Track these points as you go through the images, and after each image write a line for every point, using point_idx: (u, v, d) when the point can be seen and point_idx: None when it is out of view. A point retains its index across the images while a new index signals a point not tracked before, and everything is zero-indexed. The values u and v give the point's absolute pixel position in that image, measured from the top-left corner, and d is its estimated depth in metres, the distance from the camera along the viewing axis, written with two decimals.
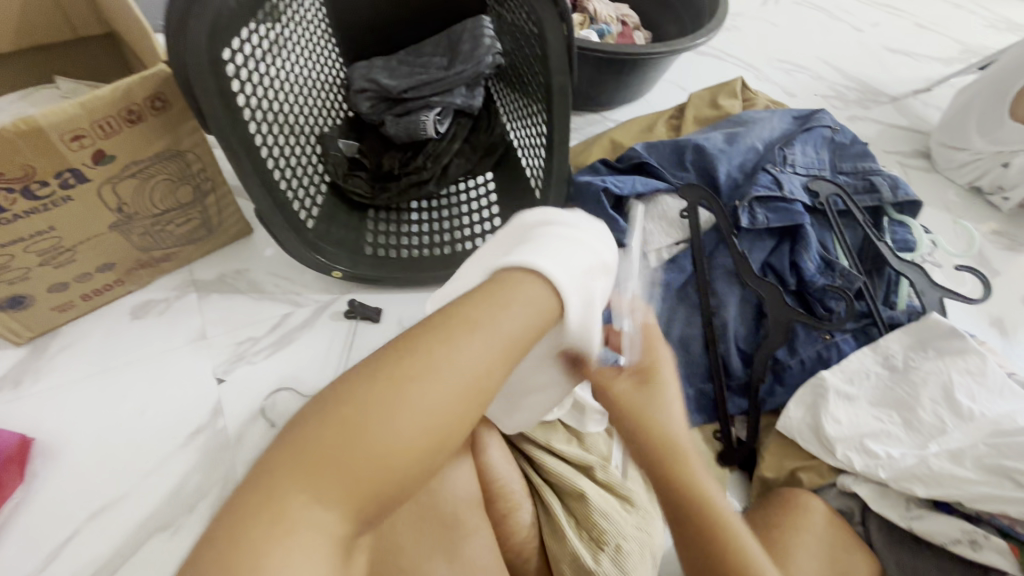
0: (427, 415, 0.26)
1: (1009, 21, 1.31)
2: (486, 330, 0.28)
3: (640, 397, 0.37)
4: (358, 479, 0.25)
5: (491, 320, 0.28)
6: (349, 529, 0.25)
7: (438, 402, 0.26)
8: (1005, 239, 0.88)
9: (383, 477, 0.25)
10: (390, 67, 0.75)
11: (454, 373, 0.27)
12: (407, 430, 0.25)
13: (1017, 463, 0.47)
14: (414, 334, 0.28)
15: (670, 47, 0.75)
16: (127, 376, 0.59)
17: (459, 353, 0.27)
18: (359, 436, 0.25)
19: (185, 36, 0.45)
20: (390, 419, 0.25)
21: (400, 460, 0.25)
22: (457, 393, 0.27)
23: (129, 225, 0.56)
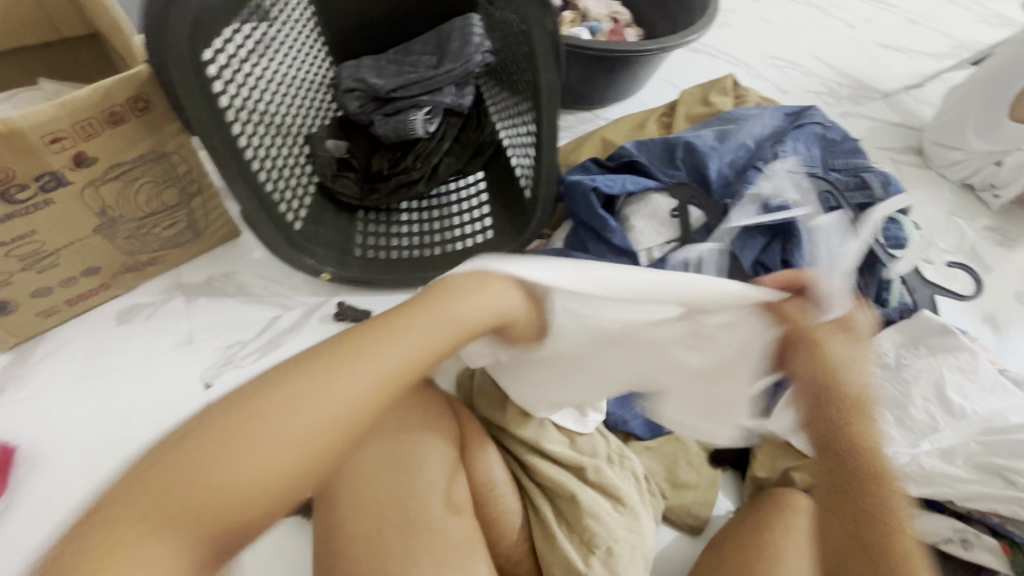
0: (294, 435, 0.27)
1: (1001, 16, 1.31)
2: (368, 357, 0.30)
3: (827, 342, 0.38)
4: (220, 493, 0.26)
5: (373, 349, 0.31)
6: (189, 563, 0.25)
7: (303, 425, 0.28)
8: (998, 235, 0.88)
9: (246, 493, 0.26)
10: (379, 66, 0.74)
11: (320, 406, 0.28)
12: (258, 453, 0.27)
13: (1007, 461, 0.48)
14: (300, 363, 0.30)
15: (661, 44, 0.75)
16: (114, 381, 0.58)
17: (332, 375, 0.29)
18: (214, 458, 0.26)
19: (165, 38, 0.44)
20: (249, 442, 0.27)
21: (254, 484, 0.26)
22: (327, 418, 0.28)
23: (113, 229, 0.56)
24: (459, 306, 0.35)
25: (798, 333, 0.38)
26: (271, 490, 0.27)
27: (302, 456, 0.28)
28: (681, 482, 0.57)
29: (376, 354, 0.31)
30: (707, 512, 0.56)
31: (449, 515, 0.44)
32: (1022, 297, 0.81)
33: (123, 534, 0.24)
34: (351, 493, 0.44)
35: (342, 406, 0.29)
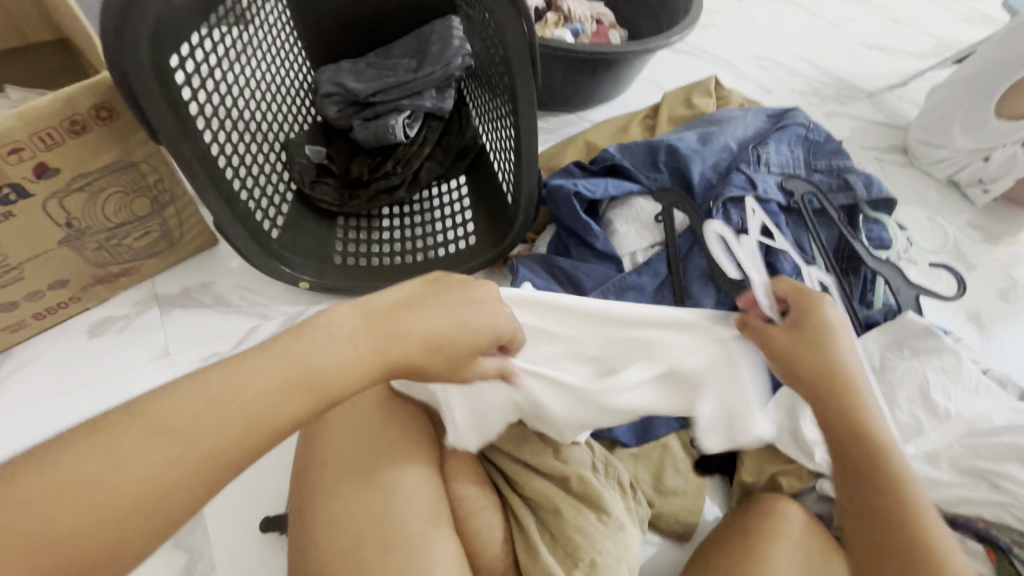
0: (118, 486, 0.26)
1: (982, 15, 1.32)
2: (223, 402, 0.29)
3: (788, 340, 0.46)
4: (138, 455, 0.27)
5: (236, 387, 0.30)
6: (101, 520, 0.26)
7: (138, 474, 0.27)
8: (981, 233, 0.88)
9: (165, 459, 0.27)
10: (358, 70, 0.73)
11: (177, 433, 0.28)
12: (84, 499, 0.26)
13: (990, 463, 0.47)
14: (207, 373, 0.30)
15: (644, 46, 0.74)
16: (85, 396, 0.57)
17: (179, 425, 0.28)
18: (33, 503, 0.25)
19: (126, 45, 0.43)
20: (75, 487, 0.26)
21: (98, 499, 0.26)
22: (164, 470, 0.27)
23: (81, 240, 0.54)
24: (343, 342, 0.33)
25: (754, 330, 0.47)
26: (90, 546, 0.26)
27: (133, 508, 0.27)
28: (667, 489, 0.56)
29: (236, 399, 0.30)
30: (694, 520, 0.55)
31: (428, 530, 0.42)
32: (1005, 295, 0.81)
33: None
34: (327, 510, 0.43)
35: (179, 457, 0.28)
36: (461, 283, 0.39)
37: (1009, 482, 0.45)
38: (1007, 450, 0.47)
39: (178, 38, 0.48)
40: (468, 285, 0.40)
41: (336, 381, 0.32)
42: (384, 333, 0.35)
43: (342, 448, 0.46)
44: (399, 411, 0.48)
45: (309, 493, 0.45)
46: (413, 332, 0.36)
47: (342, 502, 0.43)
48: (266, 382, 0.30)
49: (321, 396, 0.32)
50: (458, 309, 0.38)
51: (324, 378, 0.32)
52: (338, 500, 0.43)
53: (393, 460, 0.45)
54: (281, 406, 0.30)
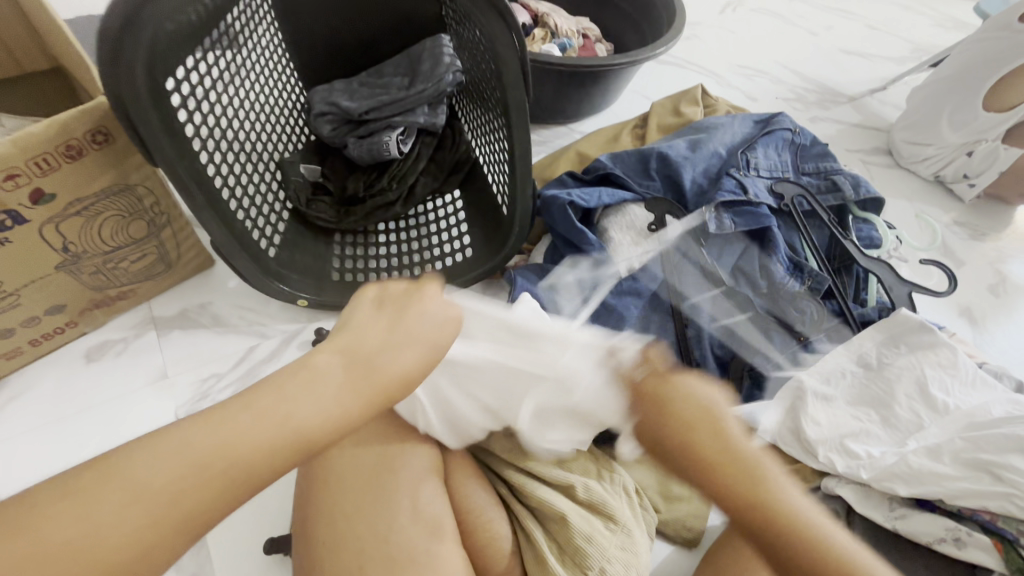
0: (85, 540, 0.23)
1: (956, 20, 1.36)
2: (204, 455, 0.26)
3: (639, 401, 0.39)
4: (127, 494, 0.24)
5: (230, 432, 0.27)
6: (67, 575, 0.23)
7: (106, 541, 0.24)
8: (968, 230, 0.90)
9: (142, 505, 0.24)
10: (351, 89, 0.74)
11: (160, 474, 0.25)
12: (51, 553, 0.23)
13: (994, 455, 0.46)
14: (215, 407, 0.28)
15: (630, 57, 0.75)
16: (83, 422, 0.56)
17: (154, 473, 0.25)
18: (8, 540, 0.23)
19: (120, 69, 0.43)
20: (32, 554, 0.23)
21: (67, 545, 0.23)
22: (127, 533, 0.24)
23: (77, 265, 0.54)
24: (333, 396, 0.29)
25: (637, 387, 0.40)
26: None
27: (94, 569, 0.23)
28: (673, 495, 0.56)
29: (225, 454, 0.26)
30: (701, 524, 0.55)
31: (434, 545, 0.42)
32: (994, 289, 0.82)
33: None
34: (332, 531, 0.42)
35: (149, 521, 0.24)
36: (401, 299, 0.36)
37: (1011, 472, 0.45)
38: (1007, 441, 0.46)
39: (173, 62, 0.49)
40: (414, 299, 0.36)
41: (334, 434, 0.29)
42: (360, 376, 0.31)
43: (346, 465, 0.45)
44: (403, 429, 0.49)
45: (313, 511, 0.44)
46: (391, 370, 0.32)
47: (347, 520, 0.42)
48: (242, 438, 0.27)
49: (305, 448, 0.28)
50: (420, 331, 0.34)
51: (309, 434, 0.28)
52: (342, 517, 0.43)
53: (399, 475, 0.45)
54: (273, 461, 0.27)
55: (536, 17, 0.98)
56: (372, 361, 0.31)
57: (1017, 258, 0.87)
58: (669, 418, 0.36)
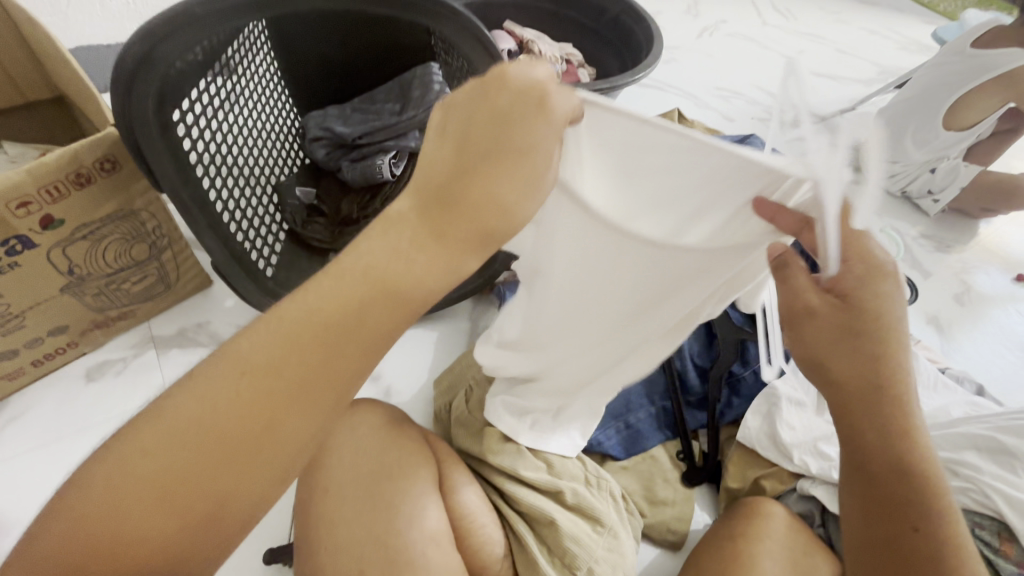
0: (202, 425, 0.25)
1: (919, 43, 1.44)
2: (298, 325, 0.27)
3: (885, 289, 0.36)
4: (235, 378, 0.26)
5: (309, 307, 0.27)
6: (203, 457, 0.25)
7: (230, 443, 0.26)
8: (933, 241, 0.95)
9: (252, 384, 0.26)
10: (344, 115, 0.76)
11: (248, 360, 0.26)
12: (176, 441, 0.25)
13: (950, 454, 0.50)
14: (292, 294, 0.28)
15: (611, 83, 0.80)
16: (85, 440, 0.57)
17: (250, 366, 0.26)
18: (134, 445, 0.25)
19: (133, 104, 0.46)
20: (151, 461, 0.25)
21: (194, 432, 0.25)
22: (241, 410, 0.26)
23: (81, 287, 0.56)
24: (404, 244, 0.28)
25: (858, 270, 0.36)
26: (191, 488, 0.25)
27: (219, 447, 0.25)
28: (658, 499, 0.58)
29: (311, 324, 0.27)
30: (684, 526, 0.57)
31: (432, 548, 0.44)
32: (959, 298, 0.87)
33: (32, 558, 0.25)
34: (342, 533, 0.44)
35: (260, 392, 0.26)
36: (471, 106, 0.29)
37: (968, 469, 0.48)
38: (962, 440, 0.50)
39: (179, 96, 0.52)
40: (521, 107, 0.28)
41: (418, 294, 0.28)
42: (461, 205, 0.28)
43: (345, 474, 0.48)
44: (400, 435, 0.51)
45: (315, 518, 0.46)
46: (489, 198, 0.28)
47: (349, 527, 0.45)
48: (330, 306, 0.27)
49: (404, 315, 0.28)
50: (524, 149, 0.28)
51: (404, 290, 0.27)
52: (343, 525, 0.45)
53: (398, 482, 0.47)
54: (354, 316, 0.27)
55: (522, 44, 1.03)
56: (470, 192, 0.28)
57: (980, 269, 0.92)
58: (885, 327, 0.36)
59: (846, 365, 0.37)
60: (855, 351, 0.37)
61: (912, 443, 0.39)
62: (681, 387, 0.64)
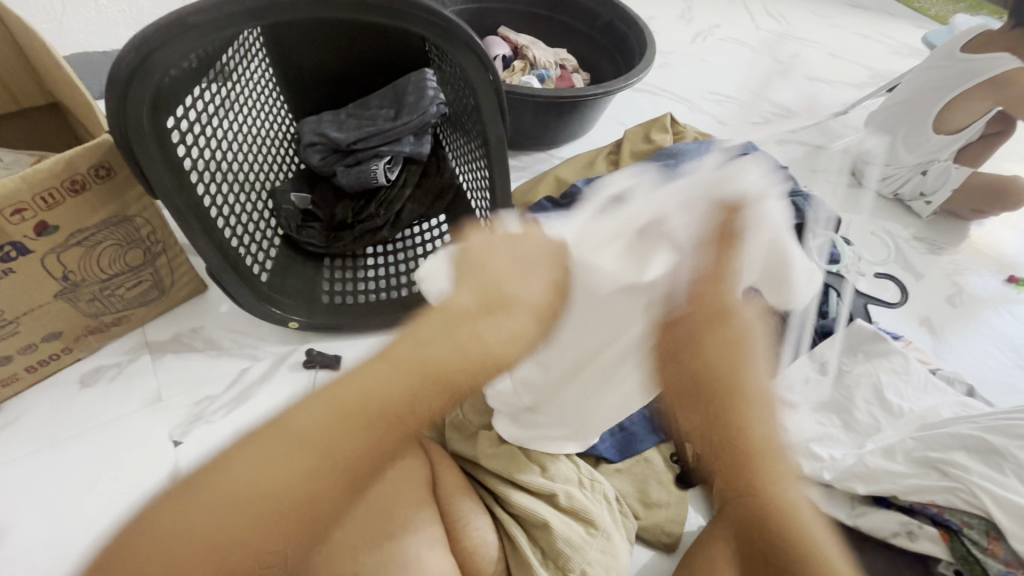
0: (254, 500, 0.27)
1: (911, 47, 1.45)
2: (354, 405, 0.29)
3: (726, 337, 0.37)
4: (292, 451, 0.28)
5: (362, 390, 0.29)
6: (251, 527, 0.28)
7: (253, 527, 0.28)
8: (926, 243, 0.95)
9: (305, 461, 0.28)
10: (339, 120, 0.76)
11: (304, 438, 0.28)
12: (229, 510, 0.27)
13: (940, 454, 0.50)
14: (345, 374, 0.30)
15: (604, 88, 0.81)
16: (78, 446, 0.57)
17: (308, 443, 0.28)
18: (191, 509, 0.27)
19: (127, 112, 0.46)
20: (210, 523, 0.27)
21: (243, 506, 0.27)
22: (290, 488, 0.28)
23: (75, 292, 0.56)
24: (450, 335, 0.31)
25: (705, 314, 0.37)
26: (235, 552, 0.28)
27: (268, 521, 0.28)
28: (652, 501, 0.59)
29: (362, 404, 0.29)
30: (678, 528, 0.58)
31: (425, 549, 0.45)
32: (952, 300, 0.88)
33: None
34: (344, 560, 0.44)
35: (310, 472, 0.28)
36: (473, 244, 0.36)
37: (958, 469, 0.48)
38: (952, 439, 0.50)
39: (173, 102, 0.52)
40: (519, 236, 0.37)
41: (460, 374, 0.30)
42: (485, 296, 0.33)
43: None
44: None
45: None
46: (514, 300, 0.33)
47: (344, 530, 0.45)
48: (383, 392, 0.29)
49: (444, 398, 0.31)
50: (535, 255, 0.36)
51: (449, 377, 0.30)
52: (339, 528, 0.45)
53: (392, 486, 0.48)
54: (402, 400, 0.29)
55: (517, 49, 1.04)
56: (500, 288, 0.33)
57: (972, 270, 0.93)
58: (727, 371, 0.36)
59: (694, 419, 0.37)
60: (698, 408, 0.37)
61: (758, 488, 0.33)
62: None
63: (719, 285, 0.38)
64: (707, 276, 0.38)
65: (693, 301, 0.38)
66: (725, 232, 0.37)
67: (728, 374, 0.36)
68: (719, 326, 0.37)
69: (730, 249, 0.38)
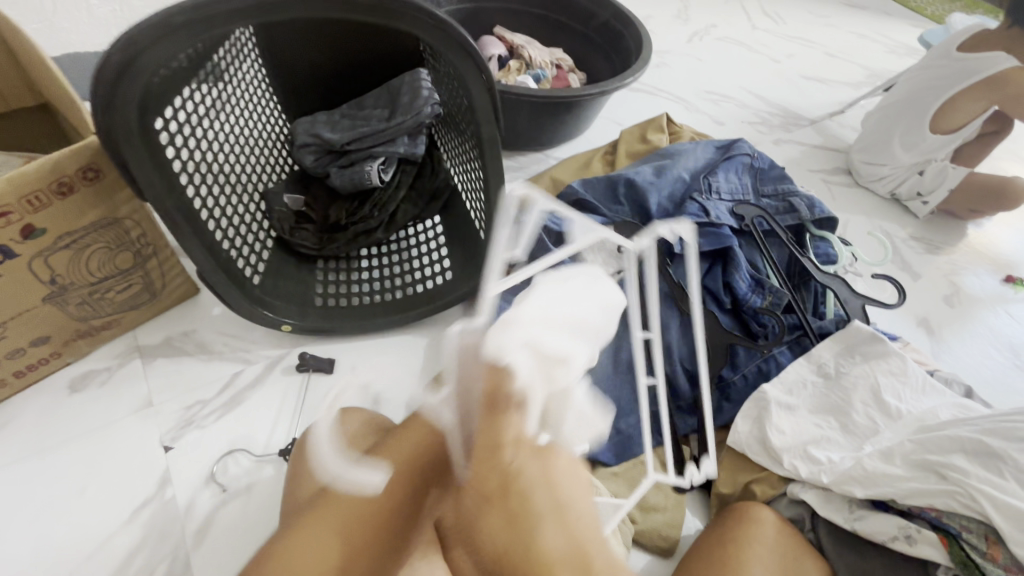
0: None
1: (907, 47, 1.45)
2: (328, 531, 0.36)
3: (489, 490, 0.31)
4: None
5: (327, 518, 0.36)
6: None
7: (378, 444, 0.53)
8: (923, 244, 0.95)
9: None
10: (333, 121, 0.76)
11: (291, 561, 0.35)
12: None
13: (938, 456, 0.49)
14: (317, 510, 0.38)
15: (601, 88, 0.80)
16: (67, 452, 0.57)
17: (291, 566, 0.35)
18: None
19: (114, 113, 0.45)
20: None
21: None
22: None
23: (64, 296, 0.55)
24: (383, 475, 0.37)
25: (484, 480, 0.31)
26: None
27: None
28: (649, 505, 0.58)
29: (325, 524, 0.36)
30: (676, 533, 0.57)
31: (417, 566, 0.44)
32: (949, 300, 0.87)
33: None
34: None
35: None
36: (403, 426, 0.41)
37: (955, 472, 0.48)
38: (950, 442, 0.49)
39: (161, 103, 0.51)
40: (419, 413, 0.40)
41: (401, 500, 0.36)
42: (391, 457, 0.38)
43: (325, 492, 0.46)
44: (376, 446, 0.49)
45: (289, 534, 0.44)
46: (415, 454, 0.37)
47: None
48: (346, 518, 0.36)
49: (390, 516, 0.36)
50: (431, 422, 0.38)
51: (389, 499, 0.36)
52: None
53: None
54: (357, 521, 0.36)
55: (513, 49, 1.03)
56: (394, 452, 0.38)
57: (969, 270, 0.92)
58: (470, 534, 0.31)
59: None
60: None
61: None
62: (671, 391, 0.63)
63: (499, 455, 0.31)
64: (482, 447, 0.32)
65: (471, 474, 0.32)
66: (492, 397, 0.32)
67: (520, 547, 0.29)
68: (500, 504, 0.30)
69: (500, 417, 0.32)
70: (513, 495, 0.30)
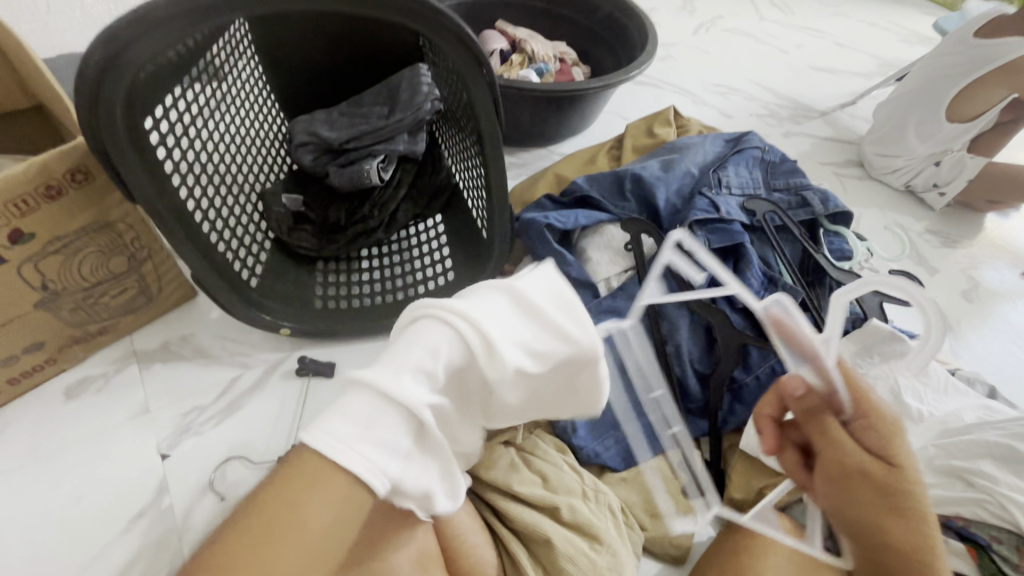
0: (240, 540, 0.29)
1: (920, 35, 1.42)
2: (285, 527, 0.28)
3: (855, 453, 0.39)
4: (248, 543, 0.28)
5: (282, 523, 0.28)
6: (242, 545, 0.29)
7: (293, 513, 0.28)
8: (939, 237, 0.92)
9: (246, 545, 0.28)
10: (331, 118, 0.74)
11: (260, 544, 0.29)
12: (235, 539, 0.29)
13: (964, 462, 0.47)
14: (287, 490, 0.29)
15: (606, 81, 0.78)
16: (63, 461, 0.55)
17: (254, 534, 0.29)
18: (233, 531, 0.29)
19: (100, 114, 0.44)
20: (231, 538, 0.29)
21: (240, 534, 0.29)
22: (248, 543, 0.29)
23: (57, 302, 0.54)
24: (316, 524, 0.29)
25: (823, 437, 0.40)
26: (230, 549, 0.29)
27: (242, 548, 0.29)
28: (659, 512, 0.56)
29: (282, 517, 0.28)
30: (688, 541, 0.55)
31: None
32: (967, 295, 0.84)
33: None
34: None
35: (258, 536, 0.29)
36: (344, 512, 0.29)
37: (984, 479, 0.46)
38: (977, 448, 0.47)
39: (150, 102, 0.49)
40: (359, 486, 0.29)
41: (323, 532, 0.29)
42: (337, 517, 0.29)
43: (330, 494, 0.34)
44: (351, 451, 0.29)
45: None
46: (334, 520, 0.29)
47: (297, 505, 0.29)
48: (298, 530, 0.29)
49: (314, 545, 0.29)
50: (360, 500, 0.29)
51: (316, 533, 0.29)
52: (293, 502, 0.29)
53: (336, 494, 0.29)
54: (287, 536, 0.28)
55: (515, 43, 1.01)
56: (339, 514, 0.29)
57: (988, 264, 0.89)
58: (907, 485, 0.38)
59: (907, 538, 0.39)
60: (904, 519, 0.38)
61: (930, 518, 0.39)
62: (681, 394, 0.61)
63: (839, 434, 0.39)
64: (831, 459, 0.40)
65: (829, 463, 0.40)
66: (810, 410, 0.41)
67: (871, 497, 0.39)
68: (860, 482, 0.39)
69: (838, 429, 0.40)
70: (840, 447, 0.39)
